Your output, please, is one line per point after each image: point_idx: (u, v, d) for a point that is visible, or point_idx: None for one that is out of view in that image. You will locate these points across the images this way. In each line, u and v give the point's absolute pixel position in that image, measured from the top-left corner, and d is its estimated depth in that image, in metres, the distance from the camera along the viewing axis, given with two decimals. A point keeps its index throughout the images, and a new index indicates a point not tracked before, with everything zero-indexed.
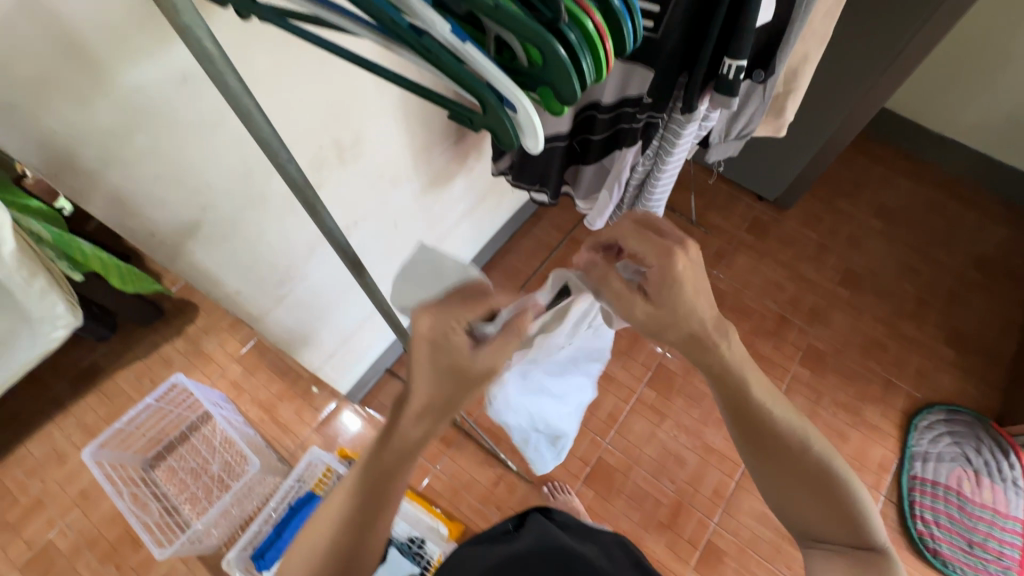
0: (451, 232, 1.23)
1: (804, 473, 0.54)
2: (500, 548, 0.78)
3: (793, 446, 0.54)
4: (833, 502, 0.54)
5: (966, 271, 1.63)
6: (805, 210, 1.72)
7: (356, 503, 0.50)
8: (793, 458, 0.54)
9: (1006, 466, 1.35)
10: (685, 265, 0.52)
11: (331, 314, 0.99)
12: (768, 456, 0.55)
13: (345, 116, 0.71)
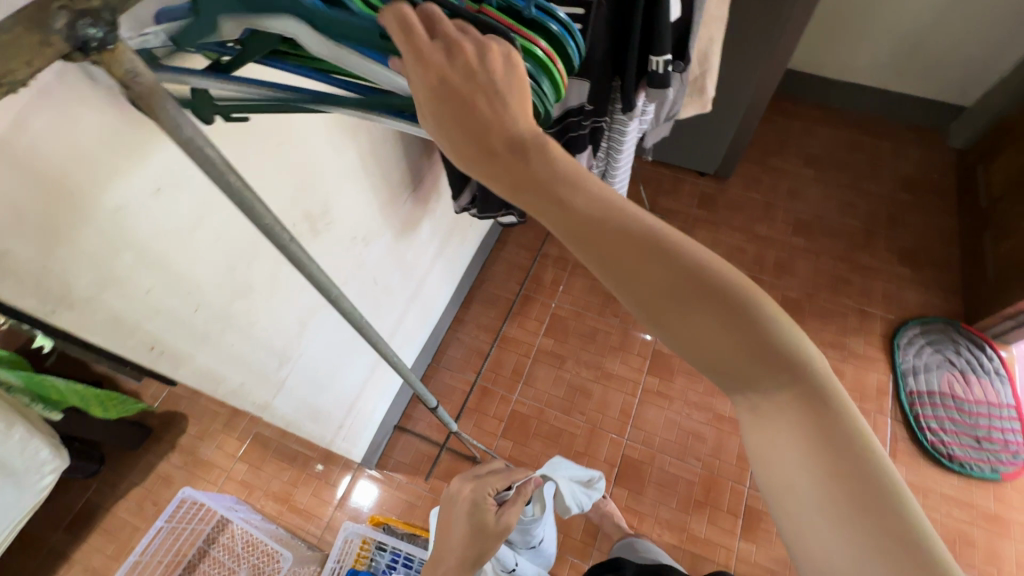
0: (428, 276, 1.26)
1: (742, 334, 0.36)
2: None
3: (725, 301, 0.36)
4: (788, 380, 0.38)
5: (899, 195, 1.76)
6: (743, 175, 1.84)
7: None
8: (723, 323, 0.36)
9: (986, 360, 1.45)
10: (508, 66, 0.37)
11: (333, 383, 0.99)
12: (683, 324, 0.37)
13: (312, 187, 0.73)
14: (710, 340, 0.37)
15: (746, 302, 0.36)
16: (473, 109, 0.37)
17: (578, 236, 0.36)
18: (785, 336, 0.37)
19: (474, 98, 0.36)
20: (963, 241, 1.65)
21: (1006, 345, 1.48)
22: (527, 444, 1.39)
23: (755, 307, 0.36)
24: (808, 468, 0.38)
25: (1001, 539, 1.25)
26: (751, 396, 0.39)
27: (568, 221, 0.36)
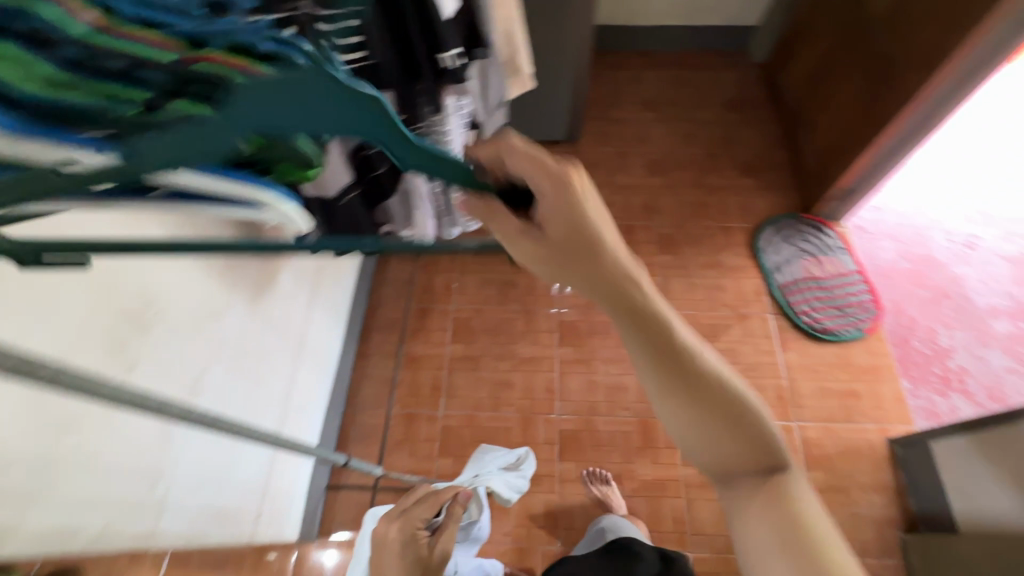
0: (305, 327, 1.18)
1: (730, 424, 0.45)
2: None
3: (733, 408, 0.45)
4: (766, 474, 0.46)
5: (726, 115, 1.94)
6: (592, 132, 1.91)
7: None
8: (717, 396, 0.45)
9: (828, 240, 1.66)
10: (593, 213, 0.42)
11: (229, 476, 0.90)
12: (693, 400, 0.45)
13: (122, 283, 0.64)
14: (710, 410, 0.45)
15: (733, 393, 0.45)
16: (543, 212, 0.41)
17: (622, 319, 0.44)
18: (772, 448, 0.47)
19: (544, 186, 0.40)
20: (785, 142, 1.85)
21: (839, 222, 1.70)
22: (467, 455, 1.37)
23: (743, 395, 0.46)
24: (781, 548, 0.43)
25: (879, 385, 1.45)
26: (734, 473, 0.47)
27: (620, 312, 0.44)
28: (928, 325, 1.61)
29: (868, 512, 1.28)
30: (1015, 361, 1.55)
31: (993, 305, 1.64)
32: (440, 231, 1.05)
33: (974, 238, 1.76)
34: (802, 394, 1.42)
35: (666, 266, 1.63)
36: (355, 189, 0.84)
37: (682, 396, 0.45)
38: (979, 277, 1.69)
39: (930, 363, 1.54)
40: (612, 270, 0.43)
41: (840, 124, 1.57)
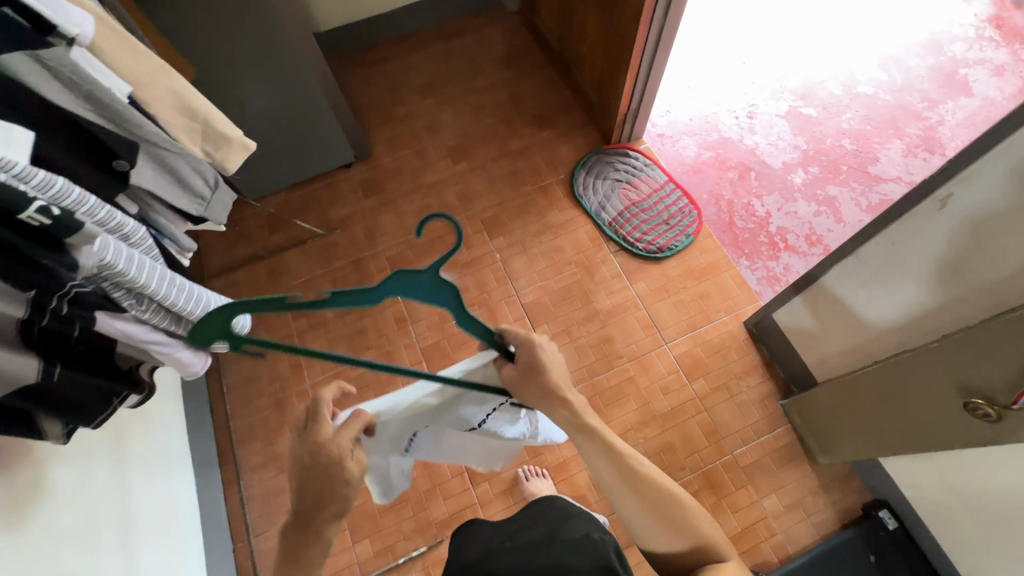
0: (125, 504, 1.01)
1: (639, 486, 0.69)
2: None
3: (642, 475, 0.69)
4: (673, 513, 0.69)
5: (504, 75, 1.90)
6: (381, 140, 1.79)
7: None
8: (650, 496, 0.69)
9: (635, 161, 1.71)
10: (541, 370, 0.64)
11: None
12: (612, 472, 0.69)
13: None
14: (626, 475, 0.69)
15: (666, 496, 0.69)
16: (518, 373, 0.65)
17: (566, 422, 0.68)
18: (675, 497, 0.69)
19: (530, 375, 0.64)
20: (566, 81, 1.85)
21: (639, 139, 1.76)
22: (382, 527, 1.29)
23: (671, 496, 0.69)
24: (673, 542, 0.70)
25: (720, 278, 1.55)
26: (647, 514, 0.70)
27: (560, 414, 0.67)
28: (743, 202, 1.73)
29: (748, 396, 1.38)
30: (817, 205, 1.72)
31: (786, 162, 1.80)
32: (210, 347, 0.82)
33: (752, 108, 1.90)
34: (662, 316, 1.48)
35: (503, 248, 1.60)
36: (55, 366, 0.67)
37: (606, 461, 0.69)
38: (768, 141, 1.84)
39: (756, 235, 1.67)
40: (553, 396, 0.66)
41: (599, 52, 1.59)
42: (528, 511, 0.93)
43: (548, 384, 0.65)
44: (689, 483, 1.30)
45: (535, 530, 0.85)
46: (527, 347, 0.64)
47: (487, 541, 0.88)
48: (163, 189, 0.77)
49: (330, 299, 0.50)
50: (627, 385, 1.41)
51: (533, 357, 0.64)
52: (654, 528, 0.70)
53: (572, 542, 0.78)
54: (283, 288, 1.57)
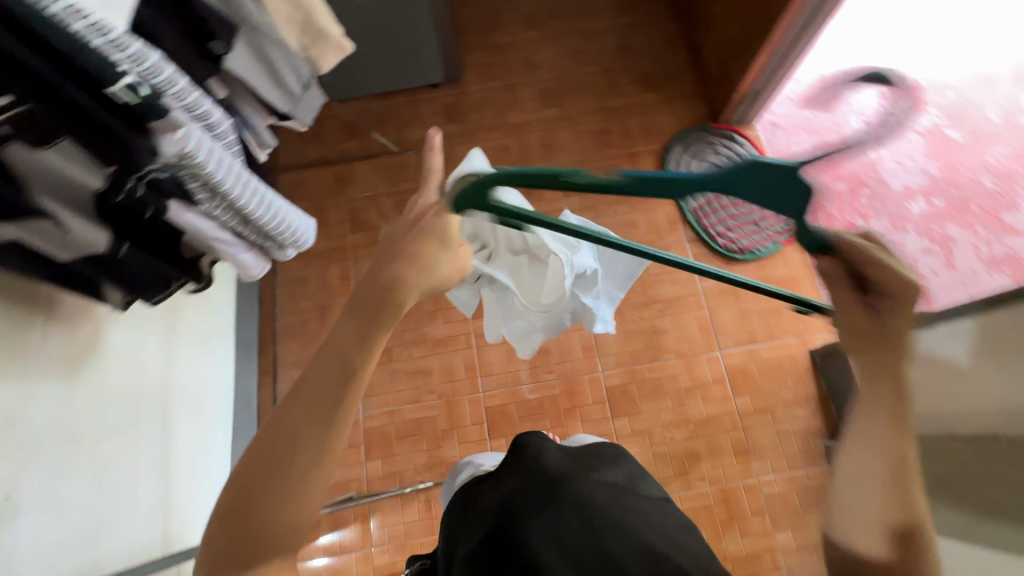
0: (170, 373, 1.06)
1: (887, 467, 0.52)
2: (490, 499, 0.70)
3: (900, 468, 0.52)
4: (904, 526, 0.51)
5: (619, 19, 1.72)
6: (474, 66, 1.68)
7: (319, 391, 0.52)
8: (891, 488, 0.52)
9: (739, 148, 1.56)
10: (887, 307, 0.52)
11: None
12: (870, 439, 0.53)
13: None
14: (891, 450, 0.52)
15: (911, 504, 0.52)
16: (859, 306, 0.53)
17: (870, 359, 0.53)
18: (916, 518, 0.51)
19: (876, 305, 0.52)
20: (686, 42, 1.67)
21: (750, 125, 1.59)
22: (395, 452, 1.33)
23: (918, 510, 0.52)
24: (879, 543, 0.52)
25: None
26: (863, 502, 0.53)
27: (871, 352, 0.53)
28: (846, 220, 1.56)
29: (792, 426, 1.31)
30: (930, 241, 1.53)
31: (908, 185, 1.59)
32: (270, 255, 0.81)
33: None
34: (723, 322, 1.39)
35: (573, 210, 1.51)
36: (123, 243, 0.67)
37: (885, 424, 0.52)
38: (894, 157, 1.63)
39: None
40: (883, 332, 0.52)
41: (735, 17, 1.40)
42: (598, 447, 0.81)
43: (887, 330, 0.52)
44: (705, 495, 1.26)
45: (617, 476, 0.74)
46: (895, 280, 0.50)
47: (568, 465, 0.73)
48: (253, 78, 0.74)
49: (617, 180, 0.48)
50: (668, 382, 1.35)
51: (900, 299, 0.51)
52: (862, 502, 0.53)
53: (655, 506, 0.71)
54: (347, 198, 1.55)
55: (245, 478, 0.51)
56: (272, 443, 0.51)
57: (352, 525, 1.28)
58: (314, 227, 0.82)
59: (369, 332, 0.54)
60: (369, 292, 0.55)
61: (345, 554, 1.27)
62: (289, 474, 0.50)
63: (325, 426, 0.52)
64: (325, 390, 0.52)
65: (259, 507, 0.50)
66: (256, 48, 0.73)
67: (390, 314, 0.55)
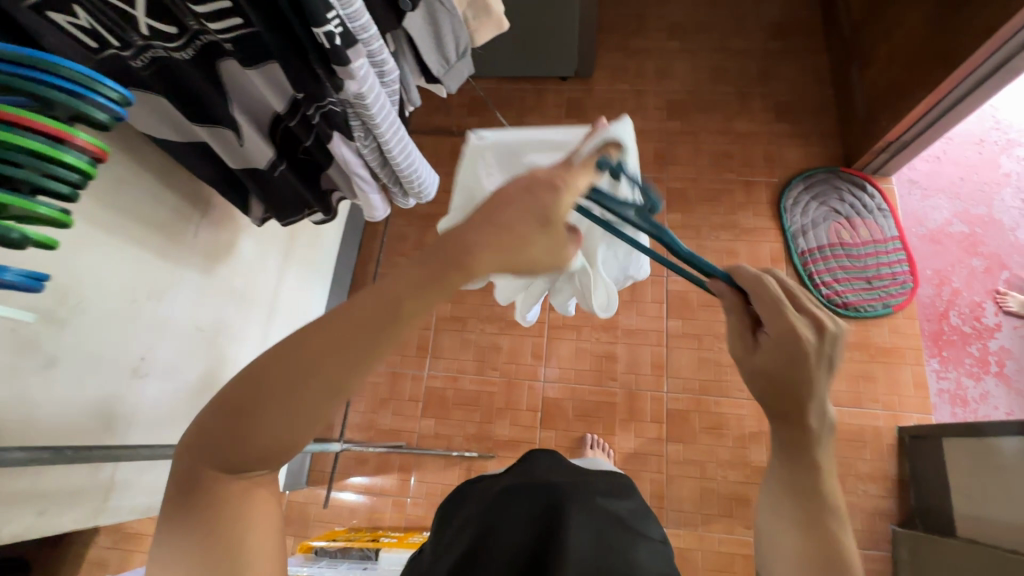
0: (278, 291, 1.17)
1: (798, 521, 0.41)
2: (493, 484, 0.70)
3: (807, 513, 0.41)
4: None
5: (767, 44, 1.66)
6: (607, 66, 1.69)
7: (349, 329, 0.32)
8: (799, 477, 0.42)
9: (868, 199, 1.45)
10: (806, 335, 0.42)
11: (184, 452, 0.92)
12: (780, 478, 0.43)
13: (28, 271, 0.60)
14: (799, 490, 0.42)
15: (829, 522, 0.41)
16: (787, 361, 0.42)
17: (767, 389, 0.43)
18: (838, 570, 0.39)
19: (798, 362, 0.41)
20: (834, 78, 1.58)
21: (886, 177, 1.48)
22: (450, 416, 1.38)
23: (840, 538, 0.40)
24: None
25: (898, 368, 1.32)
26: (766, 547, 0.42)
27: (764, 381, 0.44)
28: (972, 299, 1.42)
29: (859, 501, 1.22)
30: None
31: None
32: (390, 200, 0.87)
33: None
34: None
35: (674, 225, 1.49)
36: (282, 164, 0.75)
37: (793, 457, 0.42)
38: None
39: (966, 341, 1.38)
40: (791, 371, 0.41)
41: (900, 60, 1.31)
42: (609, 474, 0.76)
43: (785, 371, 0.42)
44: (746, 543, 1.21)
45: (623, 508, 0.68)
46: (781, 318, 0.43)
47: (572, 482, 0.69)
48: (420, 35, 0.79)
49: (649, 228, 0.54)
50: (734, 420, 1.30)
51: (782, 345, 0.42)
52: (781, 537, 0.41)
53: (656, 554, 0.63)
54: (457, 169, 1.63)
55: (238, 390, 0.32)
56: (278, 370, 0.31)
57: (394, 471, 1.36)
58: (436, 186, 0.87)
59: (441, 274, 0.33)
60: (463, 233, 0.34)
61: (383, 497, 1.34)
62: (290, 412, 0.31)
63: (351, 372, 0.32)
64: (363, 324, 0.32)
65: (249, 430, 0.32)
66: (427, 11, 0.78)
67: (488, 258, 0.34)
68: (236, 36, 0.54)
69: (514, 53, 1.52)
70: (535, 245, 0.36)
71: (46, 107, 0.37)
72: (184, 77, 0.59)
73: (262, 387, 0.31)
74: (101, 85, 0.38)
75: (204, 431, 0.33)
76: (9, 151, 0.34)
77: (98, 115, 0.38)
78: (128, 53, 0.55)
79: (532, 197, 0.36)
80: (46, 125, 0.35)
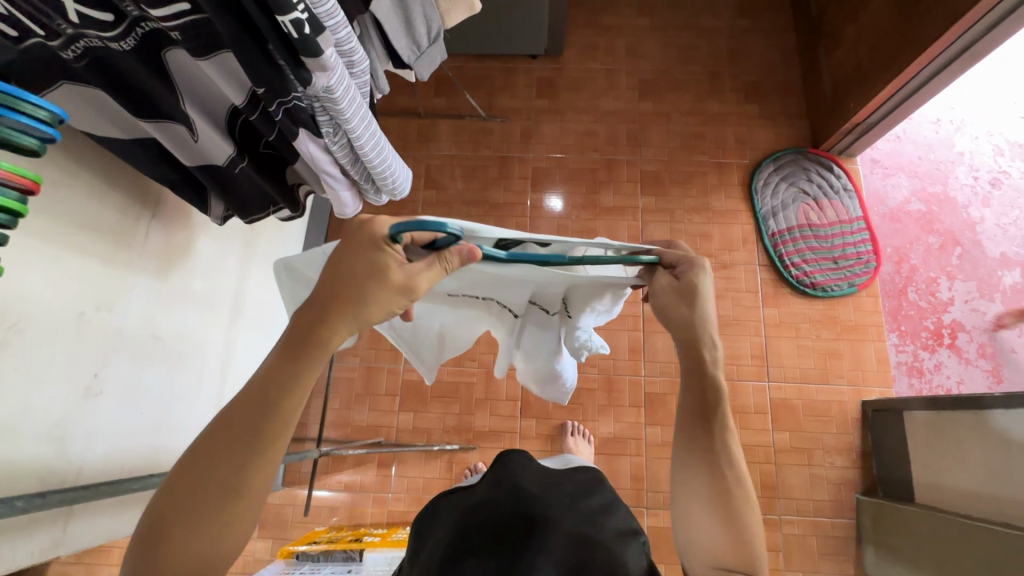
0: (240, 290, 1.10)
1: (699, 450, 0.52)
2: (467, 497, 0.68)
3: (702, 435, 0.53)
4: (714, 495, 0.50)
5: (735, 22, 1.65)
6: (578, 43, 1.64)
7: (234, 433, 0.39)
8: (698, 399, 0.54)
9: (834, 179, 1.48)
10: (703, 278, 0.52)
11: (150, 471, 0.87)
12: (687, 407, 0.54)
13: None
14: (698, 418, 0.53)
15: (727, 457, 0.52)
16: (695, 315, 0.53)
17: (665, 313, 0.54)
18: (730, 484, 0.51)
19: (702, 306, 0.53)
20: (801, 58, 1.59)
21: (851, 158, 1.51)
22: (428, 409, 1.36)
23: (738, 475, 0.51)
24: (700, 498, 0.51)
25: (863, 345, 1.37)
26: (680, 465, 0.53)
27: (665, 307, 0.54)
28: (929, 276, 1.48)
29: (826, 473, 1.28)
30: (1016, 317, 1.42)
31: (1007, 253, 1.48)
32: (361, 197, 0.82)
33: (1000, 174, 1.55)
34: (779, 353, 1.36)
35: (648, 209, 1.49)
36: (242, 160, 0.69)
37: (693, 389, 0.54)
38: (998, 221, 1.51)
39: (923, 316, 1.44)
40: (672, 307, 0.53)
41: (867, 40, 1.31)
42: (579, 470, 0.75)
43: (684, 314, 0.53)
44: None
45: (596, 504, 0.67)
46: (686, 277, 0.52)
47: (545, 490, 0.68)
48: (390, 22, 0.73)
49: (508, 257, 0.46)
50: None
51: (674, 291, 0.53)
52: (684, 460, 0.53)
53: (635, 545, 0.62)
54: (426, 153, 1.56)
55: (150, 520, 0.37)
56: (177, 499, 0.37)
57: (374, 467, 1.33)
58: (410, 179, 0.83)
59: (298, 357, 0.40)
60: (306, 315, 0.41)
61: (362, 494, 1.31)
62: (201, 524, 0.37)
63: (241, 471, 0.38)
64: (246, 422, 0.39)
65: (171, 550, 0.37)
66: None
67: (343, 316, 0.41)
68: (185, 24, 0.48)
69: (482, 30, 1.45)
70: (379, 299, 0.41)
71: None
72: (124, 70, 0.53)
73: (173, 508, 0.37)
74: (24, 103, 0.34)
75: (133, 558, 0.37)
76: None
77: (20, 139, 0.34)
78: (57, 43, 0.48)
79: (352, 241, 0.41)
80: None
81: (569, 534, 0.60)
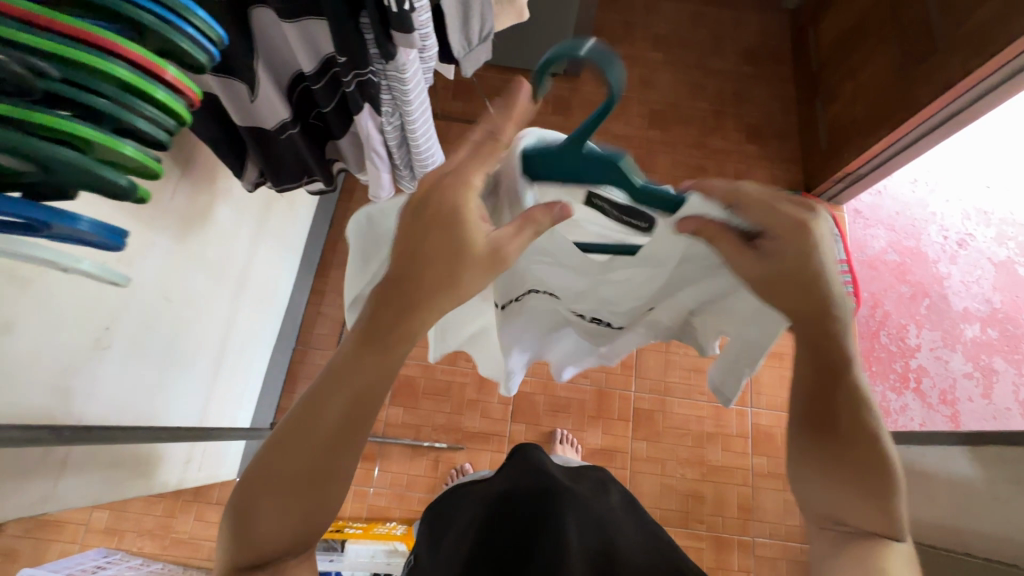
0: (250, 264, 1.08)
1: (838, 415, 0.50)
2: (488, 491, 0.72)
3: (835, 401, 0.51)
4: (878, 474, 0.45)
5: (741, 67, 1.76)
6: (595, 68, 1.71)
7: (338, 403, 0.38)
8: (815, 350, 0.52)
9: None
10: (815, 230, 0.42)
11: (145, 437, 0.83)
12: None
13: None
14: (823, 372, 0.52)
15: (873, 432, 0.46)
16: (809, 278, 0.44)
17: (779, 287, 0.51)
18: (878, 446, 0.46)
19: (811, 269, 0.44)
20: (799, 107, 1.70)
21: (838, 205, 1.61)
22: (418, 406, 1.35)
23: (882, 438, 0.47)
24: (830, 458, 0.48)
25: None
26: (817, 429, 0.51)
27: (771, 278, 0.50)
28: (900, 322, 1.58)
29: None
30: (974, 367, 1.53)
31: (969, 308, 1.59)
32: (395, 182, 0.83)
33: (966, 236, 1.68)
34: (762, 382, 1.42)
35: None
36: (293, 126, 0.70)
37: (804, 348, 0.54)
38: (963, 278, 1.63)
39: (892, 359, 1.54)
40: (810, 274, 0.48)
41: (864, 98, 1.43)
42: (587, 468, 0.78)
43: (793, 267, 0.43)
44: (698, 537, 1.29)
45: (609, 506, 0.70)
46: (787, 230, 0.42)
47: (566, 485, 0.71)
48: (452, 14, 0.76)
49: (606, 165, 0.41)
50: (693, 421, 1.38)
51: (789, 235, 0.42)
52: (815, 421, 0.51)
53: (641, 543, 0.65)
54: None
55: (256, 473, 0.37)
56: (282, 456, 0.37)
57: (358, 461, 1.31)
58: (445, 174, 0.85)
59: (400, 321, 0.38)
60: (408, 277, 0.38)
61: None
62: (308, 484, 0.38)
63: (344, 431, 0.39)
64: (350, 389, 0.39)
65: (273, 505, 0.37)
66: None
67: (445, 281, 0.38)
68: None
69: (508, 43, 1.50)
70: (466, 256, 0.38)
71: (135, 36, 0.34)
72: None
73: (281, 467, 0.37)
74: (193, 15, 0.36)
75: (242, 502, 0.37)
76: (99, 81, 0.32)
77: (187, 47, 0.36)
78: None
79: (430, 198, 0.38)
80: (138, 53, 0.33)
81: (583, 524, 0.63)
